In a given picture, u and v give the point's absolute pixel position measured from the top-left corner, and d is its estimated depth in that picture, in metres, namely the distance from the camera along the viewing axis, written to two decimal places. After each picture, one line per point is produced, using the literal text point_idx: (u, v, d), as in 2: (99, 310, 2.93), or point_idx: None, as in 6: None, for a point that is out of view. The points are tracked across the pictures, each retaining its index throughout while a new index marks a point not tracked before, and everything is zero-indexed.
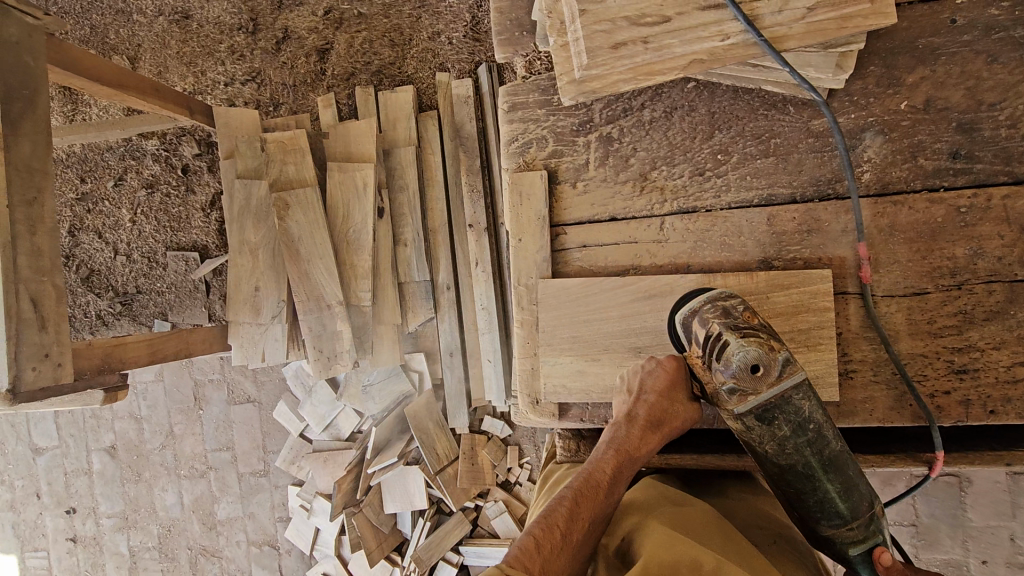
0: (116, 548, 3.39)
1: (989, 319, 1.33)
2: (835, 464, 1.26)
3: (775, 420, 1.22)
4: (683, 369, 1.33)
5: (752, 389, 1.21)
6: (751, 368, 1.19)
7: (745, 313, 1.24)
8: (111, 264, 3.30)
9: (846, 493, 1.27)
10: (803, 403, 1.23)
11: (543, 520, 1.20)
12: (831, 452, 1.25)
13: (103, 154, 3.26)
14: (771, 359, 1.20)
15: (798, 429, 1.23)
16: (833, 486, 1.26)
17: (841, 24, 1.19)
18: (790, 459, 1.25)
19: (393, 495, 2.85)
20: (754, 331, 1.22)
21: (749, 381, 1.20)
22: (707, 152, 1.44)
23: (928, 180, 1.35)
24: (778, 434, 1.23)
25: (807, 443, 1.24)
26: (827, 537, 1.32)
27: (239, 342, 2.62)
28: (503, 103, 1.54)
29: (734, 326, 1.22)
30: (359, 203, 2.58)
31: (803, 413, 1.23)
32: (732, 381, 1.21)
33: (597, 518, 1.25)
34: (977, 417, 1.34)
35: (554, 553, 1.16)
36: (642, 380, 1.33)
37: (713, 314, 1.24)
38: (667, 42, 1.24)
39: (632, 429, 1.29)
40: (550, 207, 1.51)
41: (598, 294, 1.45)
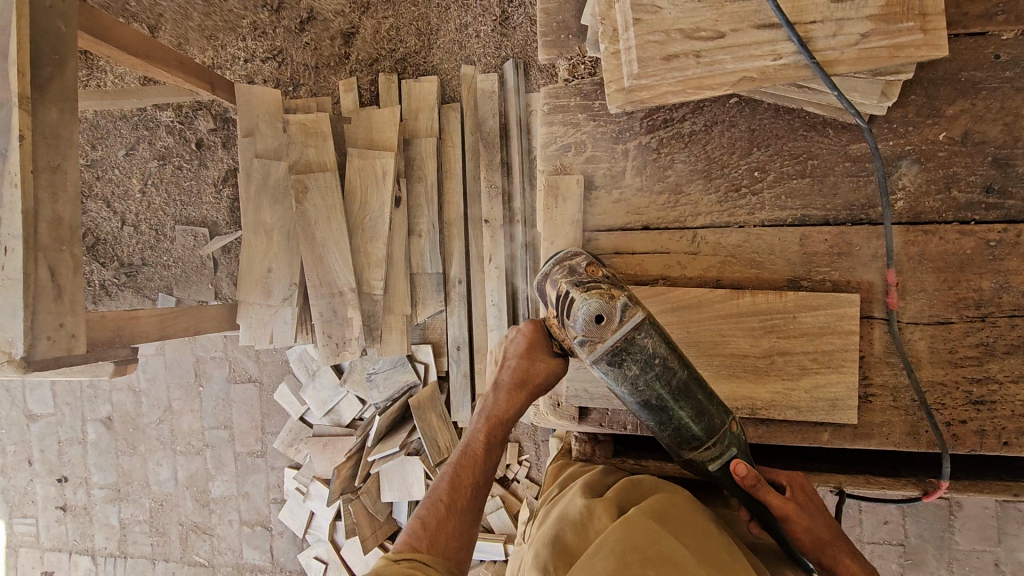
0: (106, 519, 3.38)
1: (1010, 353, 1.36)
2: (686, 391, 1.20)
3: (624, 364, 1.15)
4: (543, 329, 1.31)
5: (599, 339, 1.13)
6: (594, 317, 1.13)
7: (589, 269, 1.23)
8: (118, 234, 3.27)
9: (700, 417, 1.23)
10: (648, 341, 1.15)
11: (427, 501, 1.22)
12: (681, 380, 1.20)
13: (117, 122, 3.22)
14: (612, 306, 1.13)
15: (645, 367, 1.16)
16: (687, 412, 1.22)
17: (893, 53, 1.21)
18: (645, 396, 1.19)
19: (391, 484, 2.85)
20: (595, 283, 1.18)
21: (596, 331, 1.13)
22: (745, 168, 1.45)
23: (960, 212, 1.37)
24: (628, 374, 1.16)
25: (656, 377, 1.17)
26: (690, 460, 1.28)
27: (247, 322, 2.59)
28: (543, 105, 1.54)
29: (578, 283, 1.18)
30: (377, 191, 2.57)
31: (649, 350, 1.16)
32: (581, 334, 1.14)
33: (483, 482, 1.26)
34: (991, 447, 1.37)
35: (441, 526, 1.18)
36: (506, 348, 1.32)
37: (560, 274, 1.23)
38: (720, 57, 1.25)
39: (499, 395, 1.28)
40: (584, 211, 1.51)
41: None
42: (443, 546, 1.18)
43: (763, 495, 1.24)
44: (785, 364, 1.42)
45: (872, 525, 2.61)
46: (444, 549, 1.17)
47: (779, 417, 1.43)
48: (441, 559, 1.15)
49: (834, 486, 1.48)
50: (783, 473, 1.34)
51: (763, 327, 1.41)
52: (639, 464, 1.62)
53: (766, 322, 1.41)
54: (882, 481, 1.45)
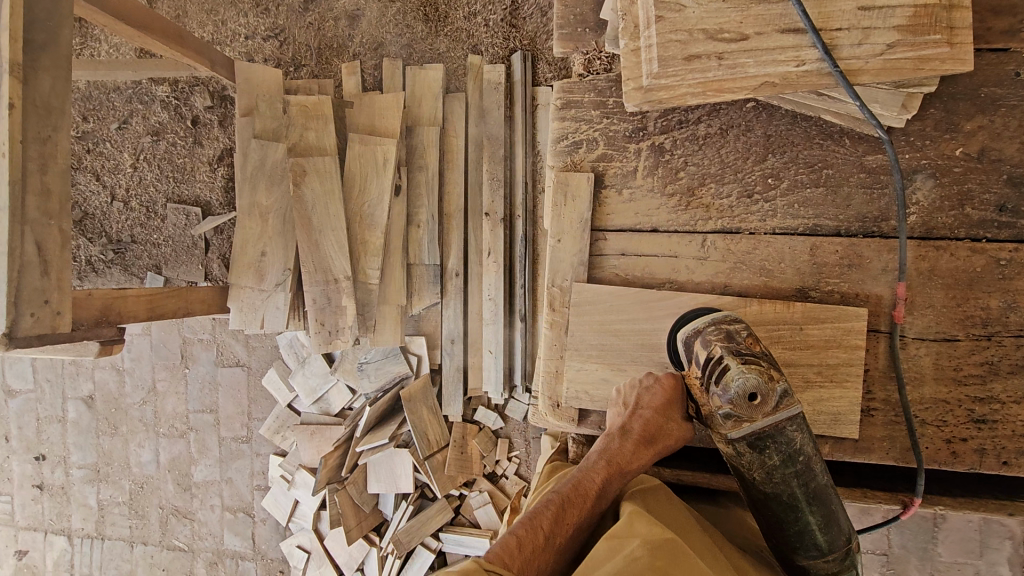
0: (83, 499, 3.32)
1: (1014, 372, 1.35)
2: (818, 497, 1.26)
3: (766, 449, 1.22)
4: (681, 388, 1.34)
5: (747, 417, 1.20)
6: (749, 396, 1.19)
7: (748, 340, 1.25)
8: (107, 209, 3.19)
9: (826, 527, 1.26)
10: (796, 435, 1.23)
11: (527, 520, 1.18)
12: (817, 486, 1.25)
13: (110, 94, 3.13)
14: (769, 389, 1.19)
15: (786, 459, 1.23)
16: (815, 519, 1.26)
17: (917, 65, 1.18)
18: (775, 487, 1.25)
19: (378, 475, 2.82)
20: (755, 358, 1.22)
21: (746, 409, 1.20)
22: (758, 174, 1.43)
23: (972, 229, 1.36)
24: (767, 462, 1.23)
25: (795, 474, 1.24)
26: (804, 568, 1.30)
27: (238, 305, 2.53)
28: (556, 99, 1.50)
29: (736, 352, 1.21)
30: (378, 178, 2.52)
31: (794, 445, 1.23)
32: (728, 407, 1.21)
33: (581, 525, 1.24)
34: (990, 466, 1.37)
35: (535, 554, 1.15)
36: (639, 394, 1.33)
37: (717, 337, 1.24)
38: (742, 61, 1.22)
39: (625, 443, 1.30)
40: (593, 210, 1.48)
41: (637, 304, 1.43)
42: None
43: None
44: (790, 376, 1.40)
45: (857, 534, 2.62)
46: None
47: None
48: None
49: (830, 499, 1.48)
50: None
51: (769, 337, 1.39)
52: None
53: (772, 332, 1.39)
54: (876, 495, 1.45)
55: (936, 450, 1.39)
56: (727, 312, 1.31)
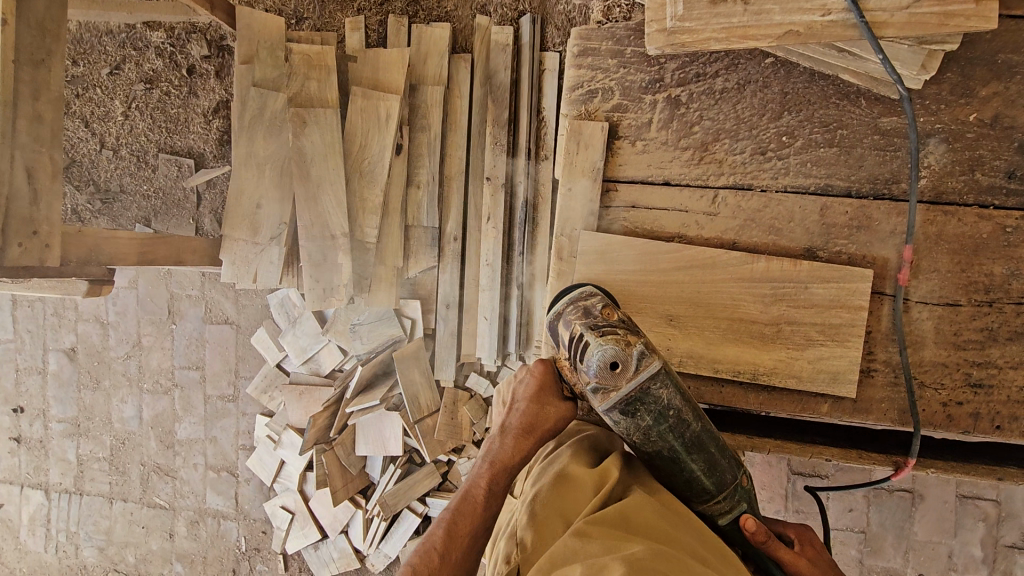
0: (62, 454, 3.27)
1: (1011, 339, 1.37)
2: (699, 445, 1.24)
3: (637, 413, 1.19)
4: (553, 371, 1.34)
5: (613, 387, 1.17)
6: (610, 365, 1.16)
7: (604, 311, 1.23)
8: (96, 158, 3.10)
9: (711, 470, 1.27)
10: (662, 392, 1.19)
11: (420, 545, 1.18)
12: (694, 433, 1.23)
13: (102, 38, 3.02)
14: (627, 354, 1.16)
15: (659, 418, 1.20)
16: (699, 466, 1.25)
17: (942, 21, 1.18)
18: (655, 445, 1.23)
19: (367, 437, 2.82)
20: (611, 328, 1.20)
21: (610, 379, 1.17)
22: (773, 132, 1.42)
23: (981, 196, 1.37)
24: (641, 425, 1.20)
25: (669, 430, 1.21)
26: (701, 513, 1.33)
27: (231, 258, 2.46)
28: (573, 45, 1.47)
29: (593, 326, 1.20)
30: (379, 134, 2.47)
31: (663, 402, 1.19)
32: (595, 381, 1.18)
33: (478, 533, 1.23)
34: (983, 430, 1.39)
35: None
36: (514, 390, 1.34)
37: (573, 315, 1.23)
38: (768, 7, 1.20)
39: (505, 440, 1.29)
40: (605, 160, 1.46)
41: (640, 257, 1.43)
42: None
43: (778, 555, 1.35)
44: (792, 333, 1.41)
45: (837, 512, 2.66)
46: None
47: (779, 385, 1.42)
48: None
49: (825, 458, 1.51)
50: (790, 527, 1.49)
51: (774, 293, 1.40)
52: None
53: (778, 289, 1.40)
54: (872, 456, 1.48)
55: (932, 413, 1.40)
56: (587, 288, 1.30)
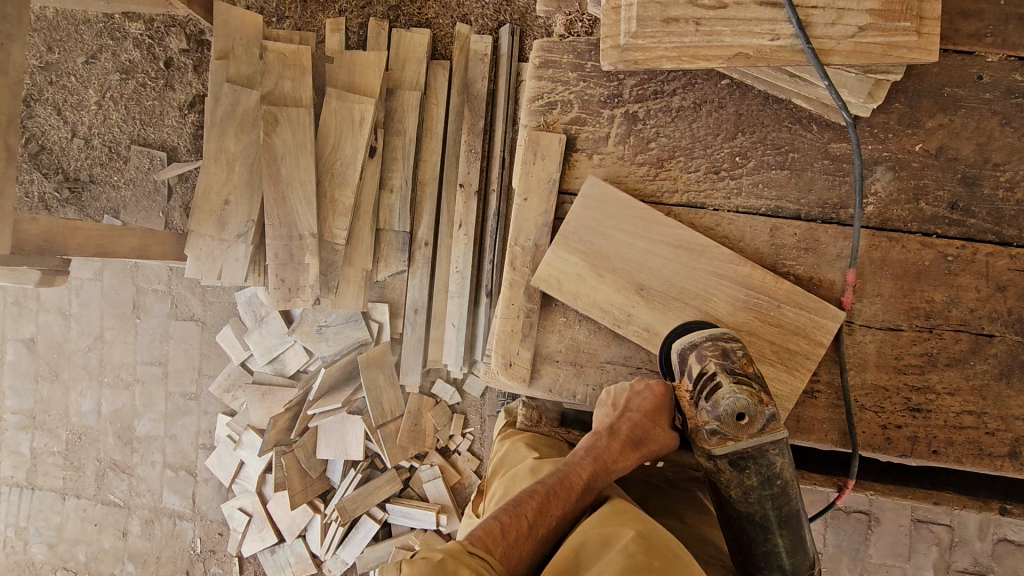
0: (16, 446, 3.20)
1: (950, 365, 1.40)
2: (789, 521, 1.29)
3: (747, 468, 1.27)
4: (669, 395, 1.37)
5: (732, 436, 1.26)
6: (736, 416, 1.24)
7: (743, 360, 1.28)
8: (66, 146, 3.05)
9: (793, 550, 1.30)
10: (777, 459, 1.27)
11: (513, 507, 1.19)
12: (790, 509, 1.30)
13: (79, 26, 2.99)
14: (757, 411, 1.24)
15: (764, 481, 1.28)
16: (783, 542, 1.29)
17: (885, 51, 1.21)
18: (750, 507, 1.29)
19: (328, 441, 2.78)
20: (748, 380, 1.26)
21: (732, 428, 1.25)
22: (727, 152, 1.44)
23: (925, 224, 1.40)
24: (746, 481, 1.28)
25: (770, 496, 1.28)
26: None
27: (196, 254, 2.44)
28: (535, 57, 1.49)
29: (730, 370, 1.25)
30: (352, 136, 2.46)
31: (774, 468, 1.27)
32: (715, 424, 1.26)
33: (563, 519, 1.25)
34: (921, 454, 1.40)
35: (519, 541, 1.16)
36: (630, 398, 1.36)
37: (713, 354, 1.27)
38: (718, 28, 1.22)
39: (613, 443, 1.32)
40: (562, 171, 1.47)
41: (628, 224, 1.40)
42: (512, 562, 1.14)
43: None
44: (744, 350, 1.40)
45: None
46: (514, 558, 1.14)
47: None
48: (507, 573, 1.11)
49: None
50: None
51: (731, 308, 1.39)
52: None
53: (751, 298, 1.39)
54: (814, 477, 1.51)
55: (872, 435, 1.42)
56: (724, 328, 1.33)
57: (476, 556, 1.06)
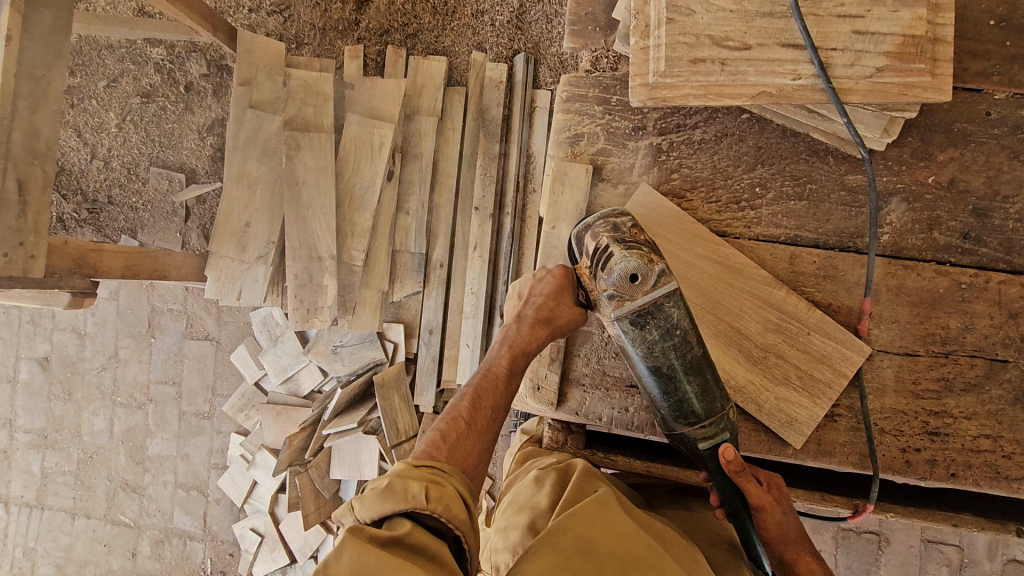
0: (26, 466, 3.19)
1: (966, 390, 1.44)
2: (696, 368, 1.30)
3: (646, 326, 1.26)
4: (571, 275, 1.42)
5: (629, 297, 1.25)
6: (629, 276, 1.24)
7: (633, 230, 1.29)
8: (86, 167, 3.10)
9: (703, 395, 1.31)
10: (673, 311, 1.26)
11: (446, 416, 1.26)
12: (695, 357, 1.29)
13: (102, 51, 3.06)
14: (648, 269, 1.24)
15: (665, 334, 1.26)
16: (692, 388, 1.30)
17: (901, 91, 1.27)
18: (656, 362, 1.28)
19: (342, 461, 2.78)
20: (637, 244, 1.26)
21: (628, 289, 1.24)
22: (747, 183, 1.50)
23: (938, 253, 1.46)
24: (647, 338, 1.27)
25: (673, 347, 1.27)
26: (682, 436, 1.35)
27: (216, 275, 2.47)
28: (563, 91, 1.55)
29: (621, 240, 1.26)
30: (372, 160, 2.52)
31: (672, 320, 1.26)
32: (612, 289, 1.25)
33: (500, 405, 1.32)
34: (940, 477, 1.44)
35: (460, 439, 1.22)
36: (531, 287, 1.41)
37: (603, 229, 1.29)
38: (743, 68, 1.28)
39: (521, 327, 1.37)
40: (588, 200, 1.52)
41: (675, 233, 1.45)
42: (461, 457, 1.20)
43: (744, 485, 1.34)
44: (770, 370, 1.45)
45: None
46: (463, 456, 1.21)
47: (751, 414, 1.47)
48: (459, 470, 1.17)
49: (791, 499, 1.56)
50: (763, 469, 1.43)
51: (760, 330, 1.44)
52: (609, 458, 1.64)
53: (783, 321, 1.44)
54: (835, 499, 1.53)
55: (892, 458, 1.45)
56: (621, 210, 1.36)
57: (424, 465, 1.11)
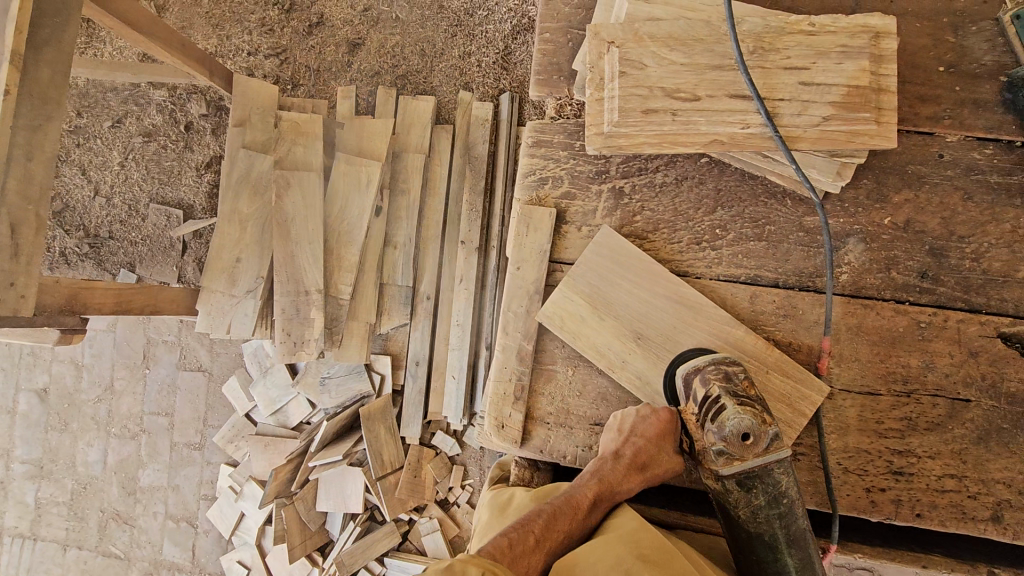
0: (21, 496, 3.23)
1: (929, 429, 1.44)
2: (798, 540, 1.30)
3: (753, 488, 1.29)
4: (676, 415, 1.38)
5: (738, 455, 1.28)
6: (741, 435, 1.26)
7: (744, 382, 1.32)
8: (89, 204, 3.21)
9: (804, 568, 1.30)
10: (782, 477, 1.30)
11: (518, 526, 1.29)
12: (799, 529, 1.30)
13: (108, 93, 3.20)
14: (761, 431, 1.27)
15: (771, 501, 1.29)
16: (794, 561, 1.30)
17: (848, 138, 1.31)
18: (760, 527, 1.30)
19: (328, 493, 2.78)
20: (750, 401, 1.30)
21: (738, 447, 1.27)
22: (707, 224, 1.54)
23: (897, 292, 1.48)
24: (753, 501, 1.29)
25: (778, 515, 1.30)
26: None
27: (207, 309, 2.53)
28: (528, 137, 1.61)
29: (733, 393, 1.29)
30: (360, 197, 2.59)
31: (779, 487, 1.30)
32: (722, 444, 1.28)
33: (571, 535, 1.34)
34: (905, 517, 1.43)
35: (525, 554, 1.25)
36: (636, 422, 1.38)
37: (715, 376, 1.31)
38: (694, 118, 1.33)
39: (617, 467, 1.36)
40: (552, 242, 1.57)
41: (633, 272, 1.49)
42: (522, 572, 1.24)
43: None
44: None
45: None
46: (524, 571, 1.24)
47: None
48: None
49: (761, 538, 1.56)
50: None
51: None
52: None
53: (742, 359, 1.45)
54: None
55: (856, 498, 1.45)
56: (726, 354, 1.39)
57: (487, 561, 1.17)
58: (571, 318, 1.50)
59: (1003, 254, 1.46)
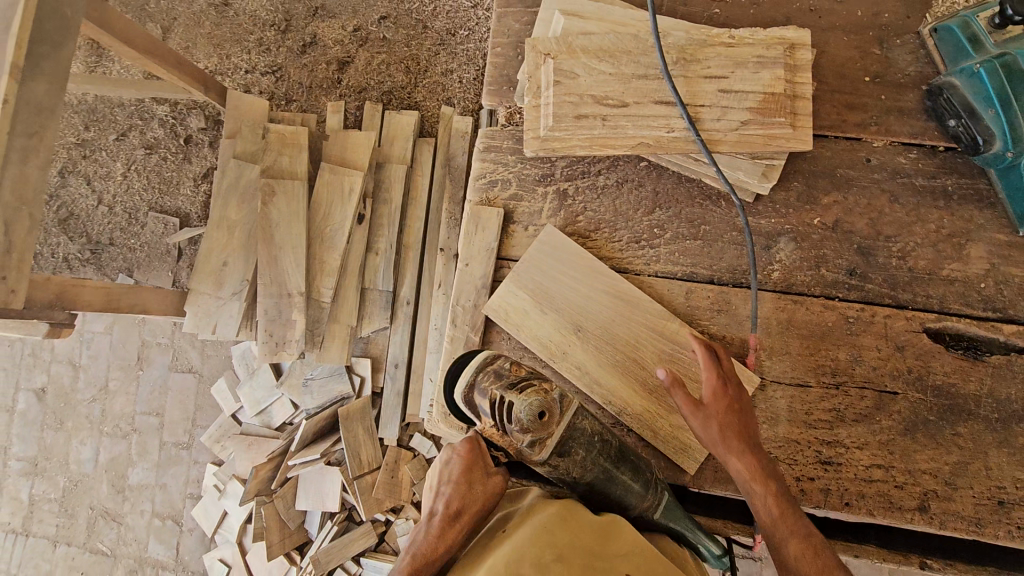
0: (16, 493, 3.34)
1: (857, 421, 1.50)
2: (622, 455, 1.38)
3: (572, 450, 1.29)
4: (478, 447, 1.31)
5: (545, 435, 1.22)
6: (540, 417, 1.20)
7: (513, 367, 1.24)
8: (92, 212, 3.37)
9: (637, 476, 1.40)
10: (585, 423, 1.33)
11: None
12: (617, 446, 1.38)
13: (114, 109, 3.37)
14: (550, 402, 1.22)
15: (589, 447, 1.32)
16: (627, 475, 1.38)
17: (766, 141, 1.40)
18: (591, 473, 1.34)
19: (307, 492, 2.86)
20: (526, 382, 1.23)
21: (541, 429, 1.21)
22: (646, 224, 1.62)
23: (826, 289, 1.55)
24: (576, 458, 1.30)
25: (599, 452, 1.34)
26: (640, 518, 1.44)
27: (195, 310, 2.65)
28: (480, 143, 1.72)
29: (510, 386, 1.20)
30: (341, 205, 2.70)
31: (588, 431, 1.32)
32: (529, 436, 1.21)
33: None
34: (835, 506, 1.48)
35: None
36: (441, 474, 1.27)
37: (489, 381, 1.22)
38: (622, 123, 1.44)
39: (428, 531, 1.19)
40: (500, 240, 1.66)
41: (571, 267, 1.57)
42: None
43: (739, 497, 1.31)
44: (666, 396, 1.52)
45: None
46: None
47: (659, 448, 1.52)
48: None
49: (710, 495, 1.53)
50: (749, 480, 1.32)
51: (659, 357, 1.53)
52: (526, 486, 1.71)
53: (676, 351, 1.52)
54: None
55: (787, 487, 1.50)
56: (485, 352, 1.29)
57: None
58: (515, 312, 1.58)
59: (928, 252, 1.53)
